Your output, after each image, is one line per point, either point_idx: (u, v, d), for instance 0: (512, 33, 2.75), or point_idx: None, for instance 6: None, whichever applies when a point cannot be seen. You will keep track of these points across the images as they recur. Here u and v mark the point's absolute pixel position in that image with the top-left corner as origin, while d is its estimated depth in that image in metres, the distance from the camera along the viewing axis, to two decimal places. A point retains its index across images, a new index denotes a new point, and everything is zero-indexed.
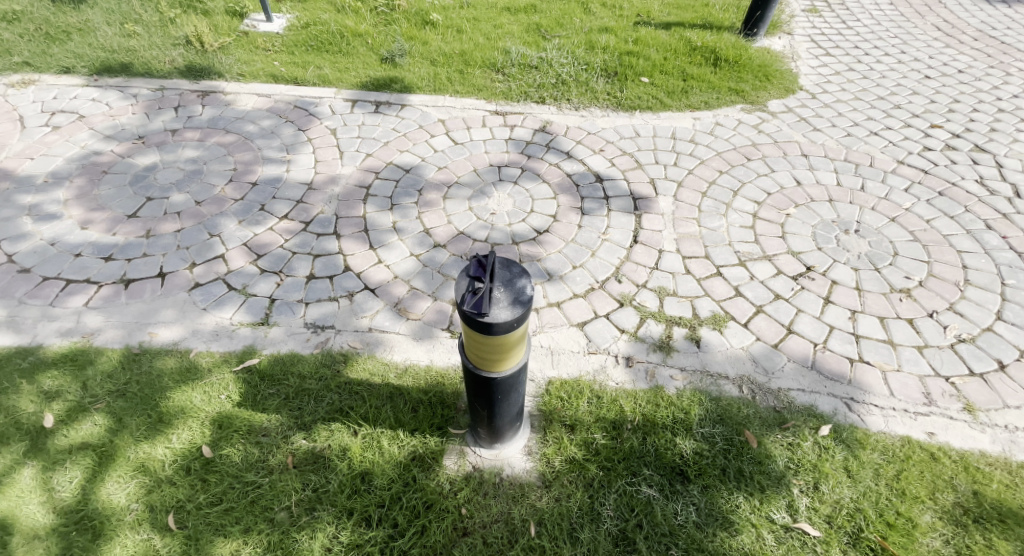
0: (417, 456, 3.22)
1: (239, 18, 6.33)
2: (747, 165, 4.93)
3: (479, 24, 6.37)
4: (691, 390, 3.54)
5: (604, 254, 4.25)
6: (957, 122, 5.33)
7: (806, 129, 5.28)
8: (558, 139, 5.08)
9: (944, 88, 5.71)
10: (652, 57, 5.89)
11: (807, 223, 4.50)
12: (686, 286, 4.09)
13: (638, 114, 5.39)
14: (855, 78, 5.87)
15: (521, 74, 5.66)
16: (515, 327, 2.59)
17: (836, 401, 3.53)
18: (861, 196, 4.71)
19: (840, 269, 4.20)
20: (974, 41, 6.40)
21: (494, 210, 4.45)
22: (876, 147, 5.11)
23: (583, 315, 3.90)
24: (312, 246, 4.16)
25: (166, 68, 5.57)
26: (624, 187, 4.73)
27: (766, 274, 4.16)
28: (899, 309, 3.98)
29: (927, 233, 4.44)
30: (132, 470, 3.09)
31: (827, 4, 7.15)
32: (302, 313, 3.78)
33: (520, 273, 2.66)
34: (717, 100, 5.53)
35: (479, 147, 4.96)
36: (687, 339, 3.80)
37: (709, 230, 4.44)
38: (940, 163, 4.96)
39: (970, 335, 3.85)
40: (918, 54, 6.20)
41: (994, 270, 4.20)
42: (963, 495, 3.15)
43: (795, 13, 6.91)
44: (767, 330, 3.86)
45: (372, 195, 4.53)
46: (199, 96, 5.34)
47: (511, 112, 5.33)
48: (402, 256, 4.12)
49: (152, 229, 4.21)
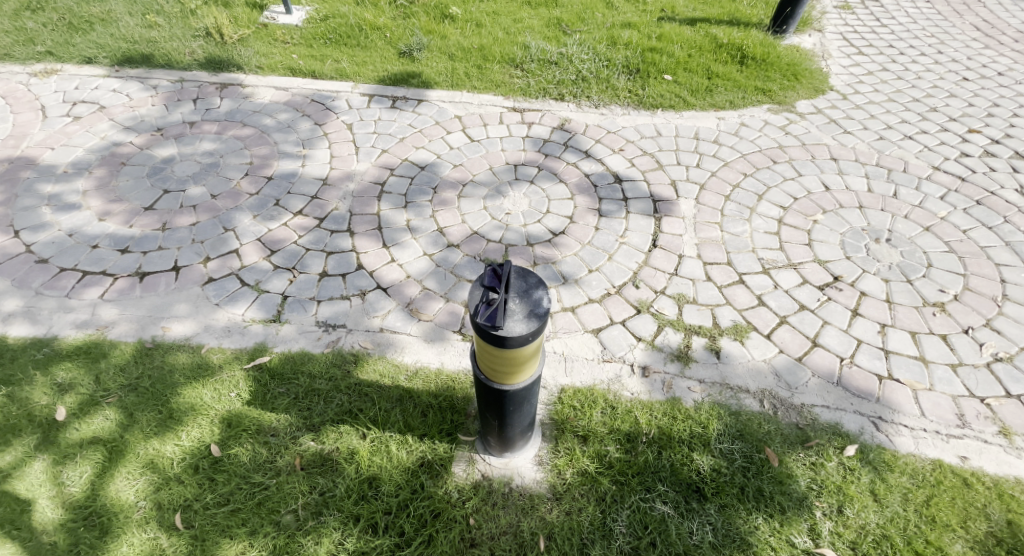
0: (425, 462, 3.17)
1: (259, 9, 6.29)
2: (773, 169, 4.79)
3: (499, 18, 6.26)
4: (709, 403, 3.45)
5: (622, 258, 4.15)
6: (996, 127, 5.12)
7: (835, 131, 5.11)
8: (577, 138, 4.98)
9: (982, 91, 5.49)
10: (675, 54, 5.74)
11: (835, 231, 4.35)
12: (706, 293, 3.98)
13: (660, 113, 5.25)
14: (887, 78, 5.67)
15: (540, 69, 5.55)
16: (529, 341, 2.54)
17: (862, 419, 3.44)
18: (893, 203, 4.55)
19: (870, 280, 4.06)
20: (1015, 42, 6.15)
21: (510, 210, 4.37)
22: (910, 151, 4.93)
23: (600, 321, 3.81)
24: (325, 243, 4.12)
25: (186, 60, 5.56)
26: (644, 189, 4.62)
27: (791, 283, 4.04)
28: (932, 325, 3.84)
29: (963, 245, 4.27)
30: (140, 467, 3.08)
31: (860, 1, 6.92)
32: (314, 311, 3.74)
33: (536, 284, 2.62)
34: (743, 100, 5.37)
35: (496, 145, 4.88)
36: (705, 349, 3.70)
37: (731, 236, 4.32)
38: (978, 170, 4.77)
39: (1007, 354, 3.70)
40: (954, 54, 5.97)
41: None
42: (997, 525, 3.04)
43: (826, 9, 6.69)
44: (791, 343, 3.75)
45: (387, 193, 4.47)
46: (218, 88, 5.31)
47: (530, 109, 5.23)
48: (415, 255, 4.06)
49: (168, 222, 4.20)
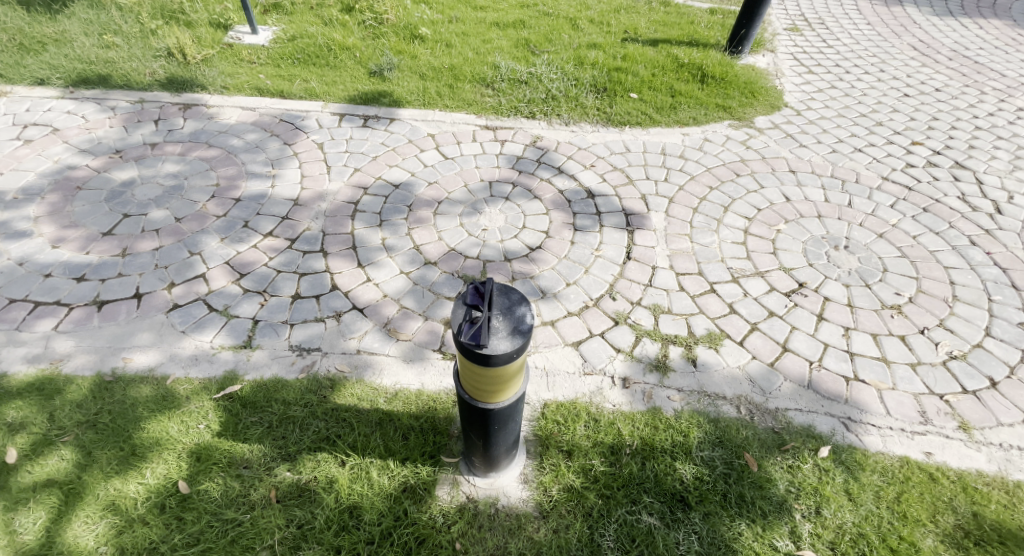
0: (408, 487, 3.07)
1: (223, 30, 6.18)
2: (736, 181, 4.95)
3: (468, 38, 6.33)
4: (689, 411, 3.49)
5: (598, 271, 4.20)
6: (937, 140, 5.45)
7: (792, 145, 5.34)
8: (550, 154, 5.04)
9: (922, 106, 5.86)
10: (640, 74, 5.92)
11: (797, 239, 4.53)
12: (680, 303, 4.06)
13: (628, 129, 5.38)
14: (837, 96, 5.98)
15: (510, 89, 5.63)
16: (514, 359, 2.52)
17: (834, 420, 3.53)
18: (848, 212, 4.77)
19: (832, 285, 4.23)
20: (949, 61, 6.60)
21: (485, 226, 4.37)
22: (861, 163, 5.19)
23: (579, 334, 3.83)
24: (297, 264, 4.00)
25: (146, 80, 5.38)
26: (617, 203, 4.70)
27: (760, 291, 4.16)
28: (891, 326, 4.01)
29: (914, 250, 4.51)
30: (101, 509, 2.86)
31: (808, 23, 7.33)
32: (287, 335, 3.61)
33: (519, 300, 2.60)
34: (705, 116, 5.56)
35: (470, 162, 4.89)
36: (683, 358, 3.75)
37: (701, 246, 4.43)
38: (922, 180, 5.06)
39: (962, 352, 3.89)
40: (896, 72, 6.37)
41: (980, 286, 4.28)
42: (964, 517, 3.15)
43: (777, 32, 7.06)
44: (763, 348, 3.84)
45: (360, 212, 4.40)
46: (181, 108, 5.16)
47: (501, 127, 5.28)
48: (391, 274, 3.99)
49: (129, 247, 4.00)
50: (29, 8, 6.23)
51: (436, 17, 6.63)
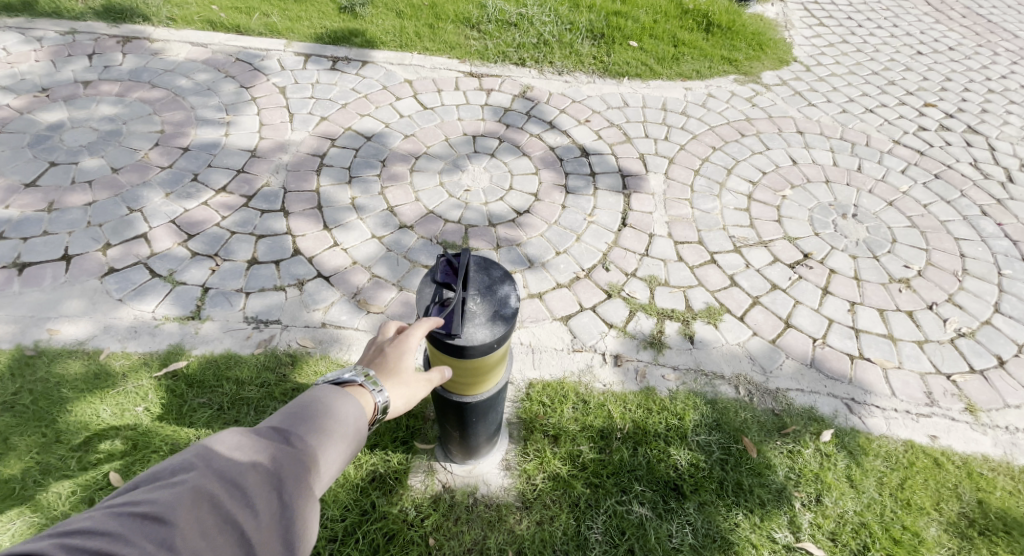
0: (377, 477, 2.73)
1: None
2: (741, 142, 4.55)
3: None
4: (684, 392, 3.16)
5: (591, 239, 3.82)
6: (949, 102, 5.08)
7: (800, 104, 4.93)
8: (541, 107, 4.59)
9: (935, 66, 5.46)
10: (640, 20, 5.44)
11: (804, 206, 4.17)
12: (678, 274, 3.70)
13: (627, 81, 4.93)
14: (849, 51, 5.56)
15: (498, 31, 5.13)
16: (493, 349, 2.15)
17: (837, 401, 3.22)
18: (857, 178, 4.41)
19: (838, 257, 3.88)
20: (963, 18, 6.18)
21: (468, 186, 3.96)
22: (872, 125, 4.81)
23: (568, 308, 3.47)
24: (255, 225, 3.58)
25: (78, 9, 4.82)
26: (612, 162, 4.29)
27: (762, 262, 3.81)
28: (899, 301, 3.69)
29: (924, 219, 4.17)
30: (16, 506, 2.44)
31: None
32: (242, 306, 3.20)
33: (502, 279, 2.23)
34: (709, 69, 5.12)
35: (452, 114, 4.43)
36: (680, 334, 3.41)
37: (702, 213, 4.06)
38: (935, 144, 4.71)
39: (970, 329, 3.59)
40: (909, 28, 5.95)
41: (991, 260, 3.96)
42: (969, 505, 2.86)
43: None
44: (764, 324, 3.50)
45: (326, 166, 3.96)
46: (119, 42, 4.62)
47: (487, 74, 4.81)
48: (362, 238, 3.58)
49: (56, 202, 3.54)
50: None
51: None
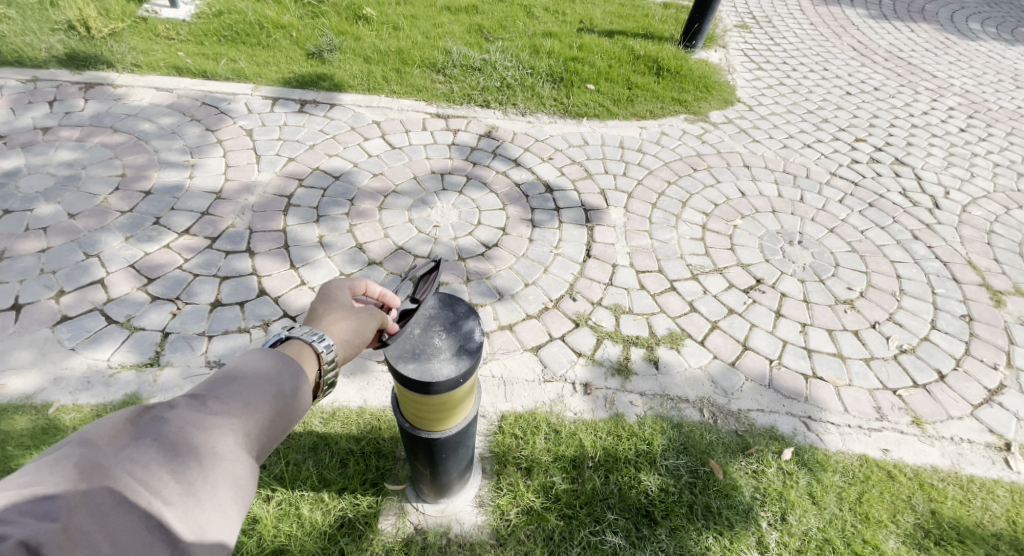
0: (345, 522, 2.74)
1: (138, 3, 5.64)
2: (693, 176, 4.88)
3: (418, 22, 6.04)
4: (652, 417, 3.29)
5: (558, 269, 3.99)
6: (877, 136, 5.61)
7: (745, 140, 5.34)
8: (506, 146, 4.80)
9: (863, 104, 6.04)
10: (596, 65, 5.79)
11: (754, 234, 4.48)
12: (640, 302, 3.88)
13: (586, 121, 5.24)
14: (787, 92, 6.08)
15: (463, 75, 5.39)
16: (460, 383, 2.20)
17: (795, 420, 3.41)
18: (800, 207, 4.78)
19: (788, 281, 4.17)
20: (886, 61, 6.87)
21: (438, 222, 4.08)
22: (810, 159, 5.25)
23: (538, 338, 3.58)
24: (219, 266, 3.57)
25: (42, 57, 4.79)
26: (575, 198, 4.51)
27: (718, 288, 4.05)
28: (845, 321, 3.98)
29: (863, 244, 4.55)
30: None
31: (756, 21, 7.51)
32: (204, 350, 3.15)
33: (466, 313, 2.30)
34: (661, 110, 5.51)
35: (420, 153, 4.58)
36: (645, 359, 3.57)
37: (661, 242, 4.30)
38: (867, 176, 5.16)
39: (910, 345, 3.89)
40: (838, 71, 6.57)
41: (925, 279, 4.35)
42: (923, 515, 3.05)
43: (727, 28, 7.17)
44: (723, 348, 3.70)
45: (294, 205, 4.01)
46: (82, 88, 4.60)
47: (453, 116, 5.02)
48: (329, 276, 3.61)
49: (8, 249, 3.46)
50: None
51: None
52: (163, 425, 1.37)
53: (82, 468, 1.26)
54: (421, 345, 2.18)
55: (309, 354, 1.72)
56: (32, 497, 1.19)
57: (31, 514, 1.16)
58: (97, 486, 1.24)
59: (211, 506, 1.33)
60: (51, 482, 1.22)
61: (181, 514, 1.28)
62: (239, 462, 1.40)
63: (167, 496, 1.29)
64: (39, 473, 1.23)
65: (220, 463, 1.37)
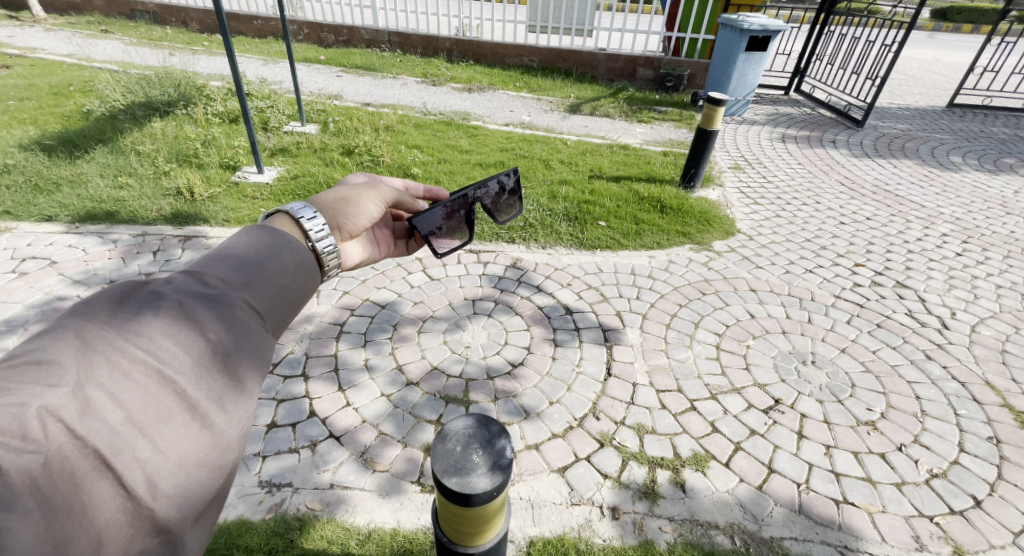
0: None
1: (231, 171, 6.73)
2: (703, 299, 5.32)
3: (455, 176, 7.00)
4: (682, 544, 3.45)
5: (580, 388, 4.35)
6: (876, 261, 6.01)
7: (749, 266, 5.82)
8: (529, 274, 5.41)
9: (858, 234, 6.50)
10: (606, 206, 6.52)
11: (767, 355, 4.80)
12: (663, 422, 4.17)
13: (599, 252, 5.84)
14: (783, 223, 6.64)
15: (492, 217, 6.17)
16: (494, 495, 2.59)
17: (831, 549, 3.49)
18: (810, 328, 5.12)
19: (806, 402, 4.41)
20: (874, 196, 7.40)
21: (469, 342, 4.59)
22: (814, 283, 5.65)
23: (564, 458, 3.87)
24: (277, 389, 4.10)
25: (151, 216, 5.74)
26: (594, 318, 4.99)
27: (738, 408, 4.31)
28: (870, 443, 4.14)
29: (876, 364, 4.80)
30: None
31: (748, 161, 8.33)
32: (258, 469, 3.59)
33: (499, 433, 2.71)
34: (668, 241, 6.09)
35: (454, 282, 5.22)
36: (671, 481, 3.78)
37: (677, 362, 4.67)
38: (871, 298, 5.51)
39: (942, 469, 4.00)
40: (830, 205, 7.12)
41: (945, 400, 4.52)
42: None
43: (722, 170, 7.97)
44: (749, 470, 3.90)
45: (346, 331, 4.61)
46: (180, 240, 5.48)
47: (483, 250, 5.72)
48: (371, 397, 4.09)
49: None
50: (51, 154, 6.73)
51: (426, 158, 7.37)
52: (147, 297, 1.57)
53: (81, 335, 1.46)
54: (462, 460, 2.59)
55: (293, 222, 2.15)
56: (50, 364, 1.40)
57: (47, 382, 1.37)
58: (98, 351, 1.44)
59: (214, 368, 1.55)
60: (59, 351, 1.42)
61: (186, 373, 1.50)
62: (246, 333, 1.65)
63: (165, 359, 1.49)
64: (43, 340, 1.43)
65: (230, 336, 1.61)
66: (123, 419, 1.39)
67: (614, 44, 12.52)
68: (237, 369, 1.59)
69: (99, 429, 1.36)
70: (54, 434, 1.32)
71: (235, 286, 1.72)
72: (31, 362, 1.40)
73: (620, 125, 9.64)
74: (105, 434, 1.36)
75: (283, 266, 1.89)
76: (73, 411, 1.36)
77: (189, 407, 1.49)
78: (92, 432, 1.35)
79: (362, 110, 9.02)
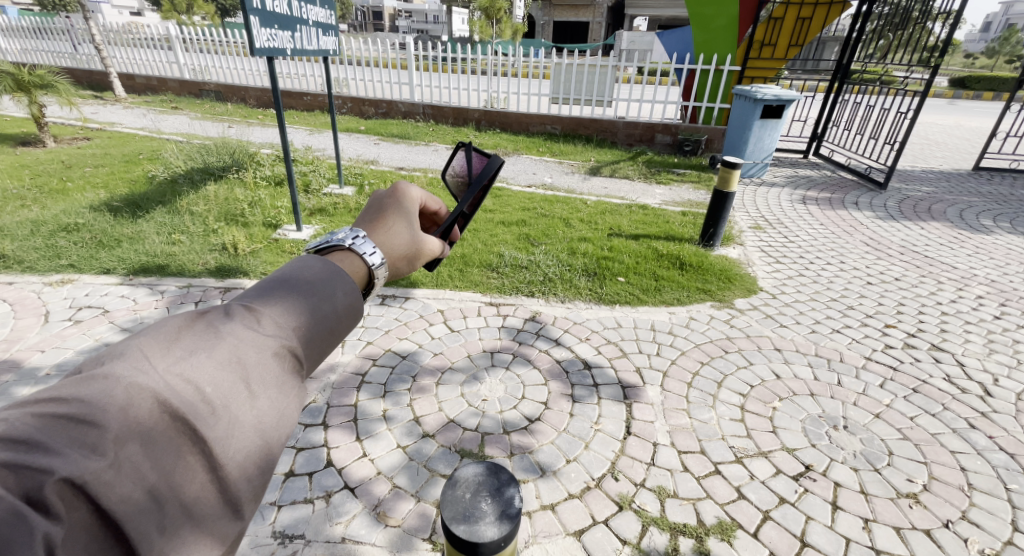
0: None
1: (273, 229, 7.21)
2: (725, 357, 5.28)
3: (478, 233, 7.27)
4: None
5: (598, 446, 4.30)
6: (908, 323, 5.88)
7: (773, 325, 5.79)
8: (548, 327, 5.53)
9: (886, 294, 6.39)
10: (625, 261, 6.65)
11: (795, 418, 4.64)
12: (686, 485, 4.03)
13: (618, 307, 5.93)
14: (807, 282, 6.61)
15: (513, 272, 6.36)
16: (502, 546, 2.51)
17: None
18: (840, 390, 4.96)
19: (840, 469, 4.20)
20: (901, 254, 7.34)
21: (486, 395, 4.65)
22: (842, 343, 5.55)
23: (581, 521, 3.74)
24: (298, 438, 4.23)
25: (197, 269, 6.18)
26: (612, 374, 5.00)
27: (766, 474, 4.14)
28: (913, 518, 3.86)
29: (915, 432, 4.57)
30: None
31: (768, 222, 8.40)
32: (273, 519, 3.66)
33: (508, 481, 2.66)
34: (688, 297, 6.14)
35: (474, 334, 5.38)
36: (694, 551, 3.59)
37: (700, 422, 4.56)
38: (905, 360, 5.35)
39: (995, 550, 3.69)
40: (855, 264, 7.07)
41: (993, 472, 4.24)
42: None
43: (743, 230, 8.04)
44: (779, 541, 3.67)
45: (366, 382, 4.75)
46: (221, 291, 5.85)
47: (504, 303, 5.88)
48: (388, 448, 4.16)
49: None
50: (116, 214, 7.37)
51: None
52: (199, 344, 1.45)
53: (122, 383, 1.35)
54: (472, 508, 2.53)
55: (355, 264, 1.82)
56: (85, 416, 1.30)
57: (83, 436, 1.28)
58: (141, 403, 1.34)
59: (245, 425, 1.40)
60: (95, 402, 1.32)
61: (213, 433, 1.37)
62: (280, 386, 1.49)
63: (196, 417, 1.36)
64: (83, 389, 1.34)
65: (264, 391, 1.46)
66: (145, 494, 1.31)
67: (633, 113, 13.20)
68: (268, 428, 1.44)
69: (123, 505, 1.27)
70: (78, 508, 1.25)
71: (278, 330, 1.53)
72: (71, 415, 1.30)
73: (639, 186, 9.95)
74: (127, 510, 1.28)
75: (341, 307, 1.66)
76: (102, 475, 1.26)
77: (212, 483, 1.37)
78: (115, 510, 1.26)
79: (396, 174, 9.60)
